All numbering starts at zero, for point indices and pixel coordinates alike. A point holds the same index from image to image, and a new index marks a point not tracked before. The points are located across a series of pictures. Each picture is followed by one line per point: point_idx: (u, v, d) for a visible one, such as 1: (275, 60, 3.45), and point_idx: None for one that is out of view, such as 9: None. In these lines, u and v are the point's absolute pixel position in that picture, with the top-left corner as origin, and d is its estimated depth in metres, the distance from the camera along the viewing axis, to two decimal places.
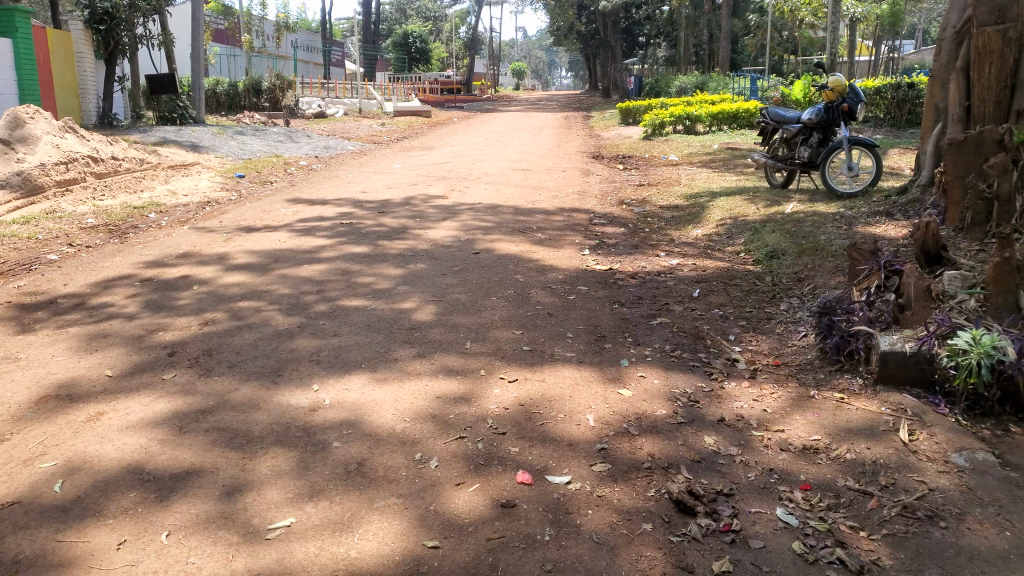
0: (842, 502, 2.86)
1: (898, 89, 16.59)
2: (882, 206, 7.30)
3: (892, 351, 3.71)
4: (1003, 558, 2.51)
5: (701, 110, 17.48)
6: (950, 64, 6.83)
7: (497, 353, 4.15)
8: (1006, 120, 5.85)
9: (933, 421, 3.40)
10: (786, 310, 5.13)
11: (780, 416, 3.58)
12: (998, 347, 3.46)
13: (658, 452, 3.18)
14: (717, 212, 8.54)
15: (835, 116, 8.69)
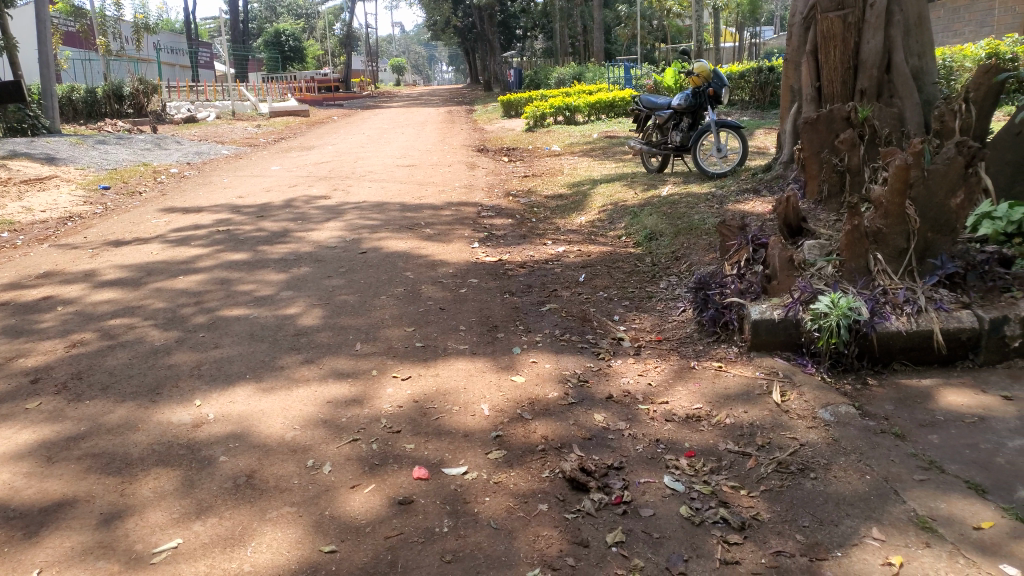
0: (723, 464, 3.03)
1: (760, 73, 17.51)
2: (750, 184, 7.71)
3: (762, 319, 3.94)
4: (865, 499, 2.73)
5: (579, 100, 17.86)
6: (801, 48, 7.28)
7: (389, 352, 4.12)
8: (852, 98, 6.32)
9: (801, 381, 3.65)
10: (666, 287, 5.36)
11: (664, 388, 3.75)
12: (853, 309, 3.77)
13: (551, 433, 3.25)
14: (599, 199, 8.78)
15: (702, 101, 9.12)
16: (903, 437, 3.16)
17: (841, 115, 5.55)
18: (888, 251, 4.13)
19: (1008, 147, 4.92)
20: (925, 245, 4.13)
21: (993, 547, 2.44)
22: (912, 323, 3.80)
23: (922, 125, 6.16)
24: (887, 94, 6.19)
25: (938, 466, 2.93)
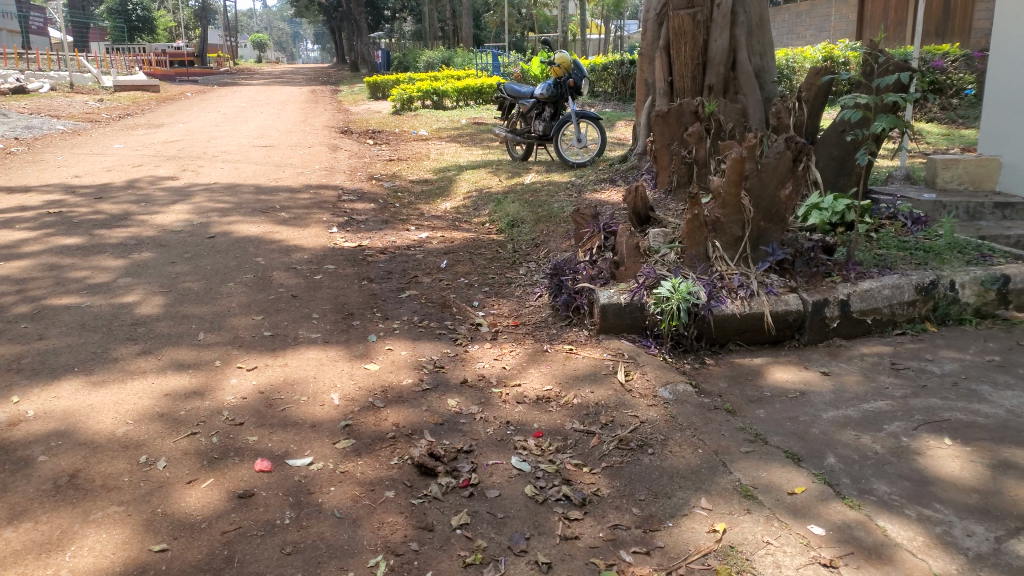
0: (568, 443, 3.13)
1: (623, 66, 18.08)
2: (608, 174, 7.98)
3: (610, 303, 4.07)
4: (696, 471, 2.90)
5: (446, 85, 17.79)
6: (655, 43, 7.58)
7: (235, 342, 3.95)
8: (701, 93, 6.63)
9: (645, 361, 3.82)
10: (525, 274, 5.46)
11: (517, 371, 3.83)
12: (693, 293, 3.99)
13: (402, 420, 3.24)
14: (464, 185, 8.80)
15: (563, 91, 9.29)
16: (733, 412, 3.39)
17: (690, 109, 5.83)
18: (725, 239, 4.38)
19: (834, 144, 5.36)
20: (759, 233, 4.41)
21: (803, 509, 2.64)
22: (746, 305, 4.07)
23: (763, 121, 6.60)
24: (732, 91, 6.57)
25: (762, 438, 3.16)
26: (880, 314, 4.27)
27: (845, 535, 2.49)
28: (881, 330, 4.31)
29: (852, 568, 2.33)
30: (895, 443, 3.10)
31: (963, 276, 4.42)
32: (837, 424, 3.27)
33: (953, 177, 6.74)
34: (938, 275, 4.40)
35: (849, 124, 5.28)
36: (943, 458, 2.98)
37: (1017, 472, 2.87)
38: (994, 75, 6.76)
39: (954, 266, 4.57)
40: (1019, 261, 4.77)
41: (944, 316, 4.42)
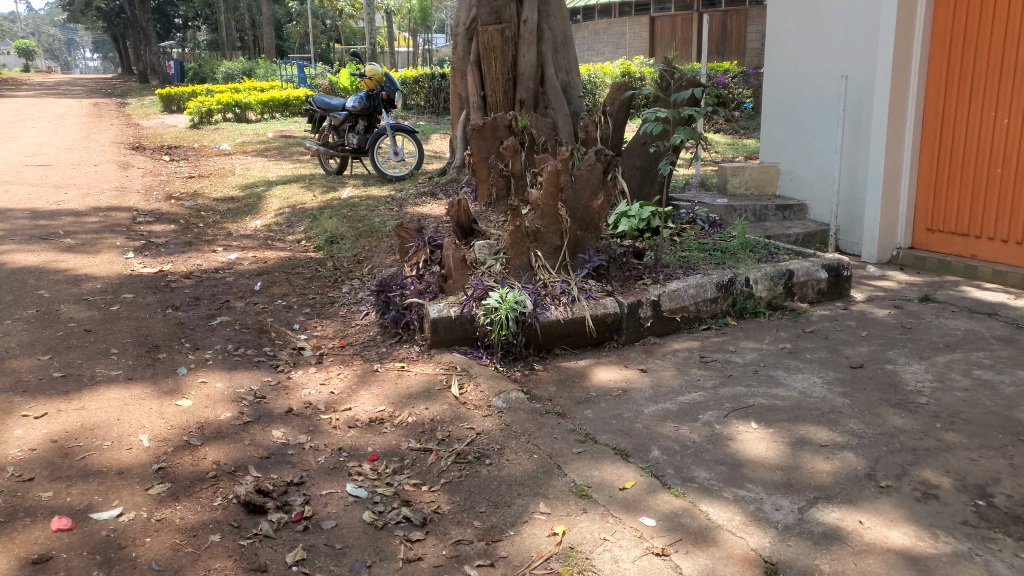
0: (405, 463, 3.07)
1: (433, 79, 18.19)
2: (426, 188, 7.98)
3: (440, 317, 4.05)
4: (533, 477, 2.95)
5: (249, 97, 16.95)
6: (465, 58, 7.68)
7: (17, 388, 3.49)
8: (512, 107, 6.82)
9: (477, 372, 3.84)
10: (349, 292, 5.31)
11: (347, 394, 3.69)
12: (519, 302, 4.06)
13: (224, 457, 3.02)
14: (275, 202, 8.41)
15: (376, 104, 9.16)
16: (564, 416, 3.49)
17: (503, 123, 5.98)
18: (545, 249, 4.52)
19: (638, 155, 5.72)
20: (576, 242, 4.59)
21: (634, 502, 2.76)
22: (568, 311, 4.22)
23: (571, 134, 6.92)
24: (542, 106, 6.83)
25: (592, 438, 3.28)
26: (688, 311, 4.61)
27: (673, 523, 2.63)
28: (689, 326, 4.64)
29: (681, 553, 2.46)
30: (709, 431, 3.34)
31: (755, 273, 4.87)
32: (659, 418, 3.47)
33: (740, 184, 7.45)
34: (735, 273, 4.82)
35: (649, 136, 5.67)
36: (751, 441, 3.25)
37: (812, 447, 3.20)
38: (768, 92, 7.58)
39: (747, 263, 5.03)
40: (799, 257, 5.35)
41: (742, 310, 4.85)
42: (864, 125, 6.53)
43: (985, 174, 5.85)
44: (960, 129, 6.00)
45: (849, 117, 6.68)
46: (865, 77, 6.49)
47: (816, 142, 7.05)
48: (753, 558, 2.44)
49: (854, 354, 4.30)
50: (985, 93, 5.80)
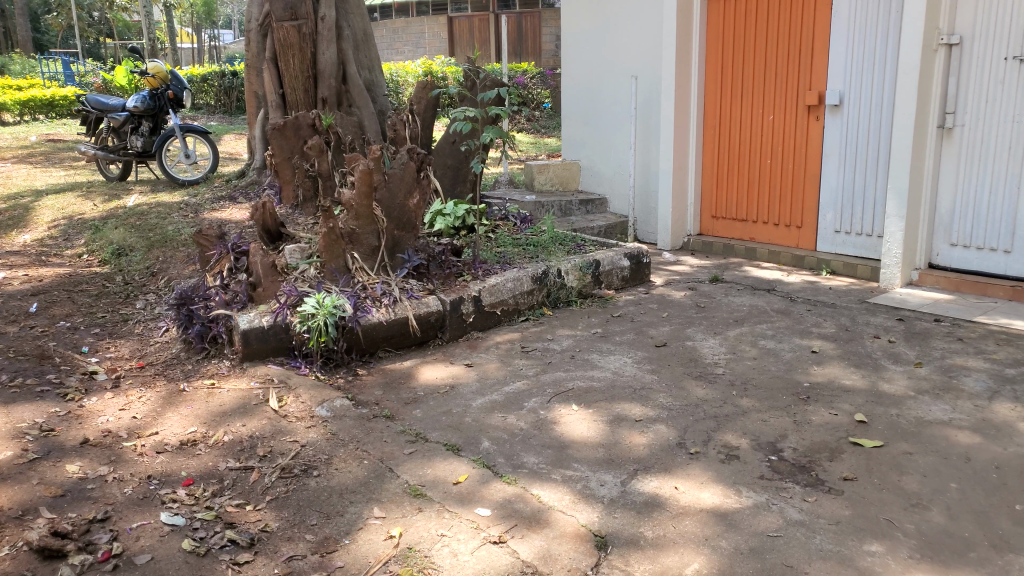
0: (226, 484, 2.88)
1: (223, 77, 17.16)
2: (224, 192, 7.52)
3: (252, 328, 3.83)
4: (365, 483, 2.89)
5: (4, 96, 15.00)
6: (260, 55, 7.33)
7: None
8: (315, 106, 6.61)
9: (297, 383, 3.69)
10: (144, 308, 4.89)
11: (151, 418, 3.40)
12: (338, 306, 3.95)
13: (8, 501, 2.66)
14: (46, 213, 7.53)
15: (161, 103, 8.53)
16: (391, 418, 3.46)
17: (307, 122, 5.78)
18: (362, 250, 4.43)
19: (448, 154, 5.81)
20: (394, 242, 4.55)
21: (468, 495, 2.79)
22: (390, 312, 4.16)
23: (379, 132, 6.85)
24: (346, 104, 6.69)
25: (422, 437, 3.27)
26: (507, 305, 4.73)
27: (507, 510, 2.68)
28: (509, 319, 4.77)
29: (517, 538, 2.52)
30: (534, 417, 3.45)
31: (566, 265, 5.11)
32: (486, 409, 3.54)
33: (546, 181, 7.77)
34: (548, 265, 5.02)
35: (458, 135, 5.78)
36: (573, 423, 3.41)
37: (629, 423, 3.41)
38: (567, 91, 7.97)
39: (559, 256, 5.26)
40: (605, 248, 5.68)
41: (556, 301, 5.06)
42: (654, 122, 7.06)
43: (758, 163, 6.54)
44: (736, 125, 6.67)
45: (641, 114, 7.20)
46: (652, 77, 7.01)
47: (612, 139, 7.52)
48: (584, 534, 2.55)
49: (659, 334, 4.64)
50: (754, 93, 6.48)
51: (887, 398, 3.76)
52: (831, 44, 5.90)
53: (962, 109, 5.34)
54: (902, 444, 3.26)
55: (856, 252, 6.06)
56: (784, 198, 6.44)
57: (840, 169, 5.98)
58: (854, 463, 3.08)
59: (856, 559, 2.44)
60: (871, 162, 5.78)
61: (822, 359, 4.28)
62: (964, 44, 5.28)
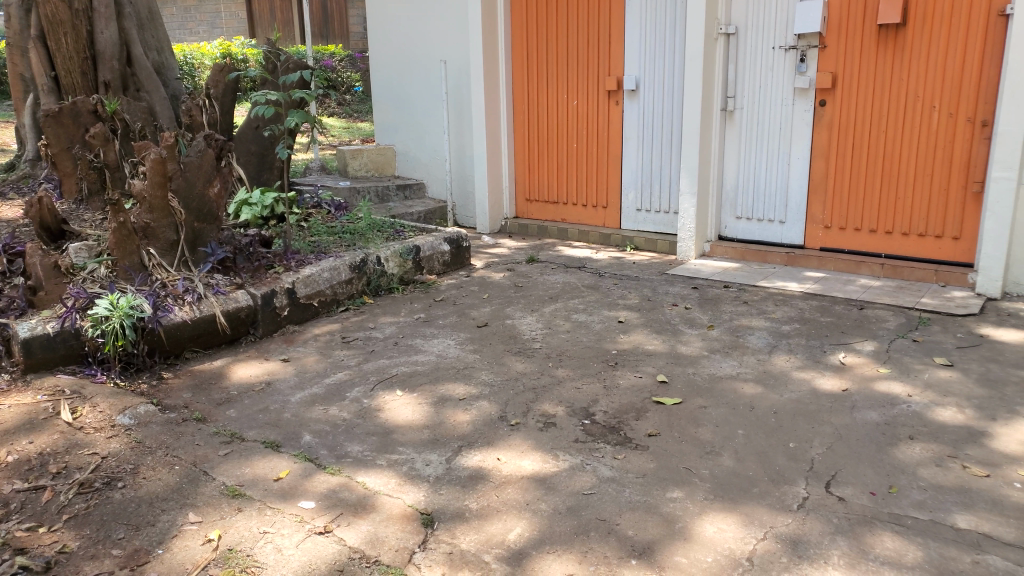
0: (12, 509, 2.61)
1: None
2: None
3: (34, 336, 3.47)
4: (177, 489, 2.73)
5: None
6: (25, 33, 6.59)
7: None
8: (95, 91, 6.02)
9: (93, 392, 3.39)
10: None
11: None
12: (135, 307, 3.68)
13: None
14: None
15: None
16: (204, 420, 3.29)
17: (86, 108, 5.27)
18: (159, 245, 4.16)
19: (251, 140, 5.66)
20: (194, 235, 4.30)
21: (291, 490, 2.73)
22: (195, 310, 3.94)
23: (173, 118, 6.42)
24: (133, 88, 6.19)
25: (238, 436, 3.15)
26: (324, 296, 4.63)
27: (332, 501, 2.66)
28: (328, 310, 4.68)
29: (344, 526, 2.50)
30: (357, 406, 3.43)
31: (385, 251, 5.08)
32: (306, 403, 3.46)
33: (360, 167, 7.66)
34: (366, 253, 4.97)
35: (261, 120, 5.65)
36: (397, 408, 3.42)
37: (453, 402, 3.48)
38: (376, 77, 7.88)
39: (376, 243, 5.22)
40: (423, 233, 5.70)
41: (376, 289, 5.03)
42: (465, 107, 7.16)
43: (566, 146, 6.85)
44: (543, 110, 6.93)
45: (452, 99, 7.27)
46: (461, 63, 7.11)
47: (424, 124, 7.54)
48: (410, 514, 2.58)
49: (479, 315, 4.76)
50: (559, 78, 6.76)
51: (685, 359, 4.12)
52: (626, 32, 6.29)
53: (740, 94, 5.92)
54: (698, 399, 3.59)
55: (656, 228, 6.53)
56: (590, 179, 6.80)
57: (640, 150, 6.41)
58: (658, 421, 3.35)
59: (659, 506, 2.67)
60: (665, 144, 6.25)
61: (628, 328, 4.61)
62: (739, 34, 5.85)
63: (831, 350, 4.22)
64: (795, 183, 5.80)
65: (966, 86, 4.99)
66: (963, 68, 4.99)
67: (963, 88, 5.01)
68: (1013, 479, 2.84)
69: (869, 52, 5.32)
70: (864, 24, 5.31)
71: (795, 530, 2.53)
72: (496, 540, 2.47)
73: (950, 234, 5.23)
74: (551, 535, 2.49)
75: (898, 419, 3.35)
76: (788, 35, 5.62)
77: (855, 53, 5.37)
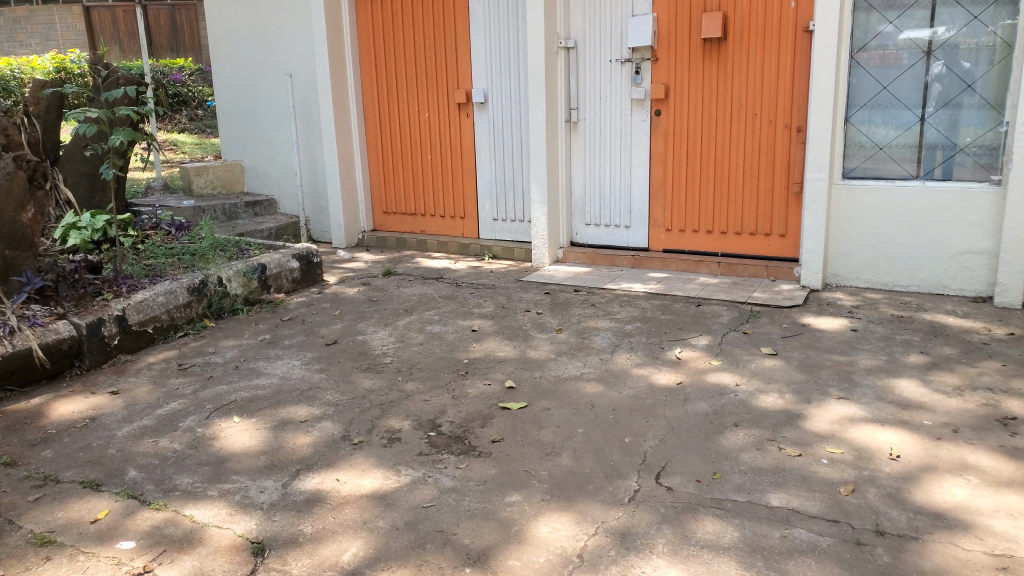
0: None
1: None
2: None
3: None
4: None
5: None
6: None
7: None
8: None
9: None
10: None
11: None
12: None
13: None
14: None
15: None
16: (14, 464, 3.04)
17: None
18: None
19: (80, 160, 5.35)
20: (6, 263, 4.01)
21: (109, 530, 2.57)
22: (7, 346, 3.63)
23: None
24: None
25: (53, 478, 2.93)
26: (159, 321, 4.40)
27: (154, 538, 2.52)
28: (164, 336, 4.45)
29: (166, 564, 2.39)
30: (190, 436, 3.28)
31: (227, 271, 4.89)
32: (133, 437, 3.27)
33: (206, 184, 7.37)
34: (206, 274, 4.76)
35: (89, 140, 5.35)
36: (234, 435, 3.30)
37: (294, 425, 3.39)
38: (221, 91, 7.58)
39: (218, 263, 5.01)
40: (270, 250, 5.53)
41: (219, 311, 4.83)
42: (315, 120, 7.03)
43: (420, 158, 6.86)
44: (395, 123, 6.90)
45: (300, 112, 7.12)
46: (307, 76, 6.97)
47: (272, 138, 7.33)
48: (240, 544, 2.50)
49: (329, 332, 4.66)
50: (408, 91, 6.76)
51: (533, 363, 4.21)
52: (471, 46, 6.38)
53: (582, 105, 6.14)
54: (543, 402, 3.68)
55: (513, 236, 6.64)
56: (446, 190, 6.83)
57: (492, 161, 6.51)
58: (502, 426, 3.40)
59: (497, 511, 2.71)
60: (515, 154, 6.38)
61: (480, 336, 4.65)
62: (578, 48, 6.07)
63: (668, 346, 4.44)
64: (638, 189, 6.07)
65: (782, 95, 5.40)
66: (779, 79, 5.39)
67: (779, 98, 5.41)
68: (821, 457, 3.09)
69: (697, 64, 5.65)
70: (690, 38, 5.63)
71: (624, 523, 2.64)
72: (329, 562, 2.42)
73: (777, 232, 5.63)
74: (386, 551, 2.47)
75: (725, 408, 3.57)
76: (623, 49, 5.88)
77: (685, 65, 5.69)
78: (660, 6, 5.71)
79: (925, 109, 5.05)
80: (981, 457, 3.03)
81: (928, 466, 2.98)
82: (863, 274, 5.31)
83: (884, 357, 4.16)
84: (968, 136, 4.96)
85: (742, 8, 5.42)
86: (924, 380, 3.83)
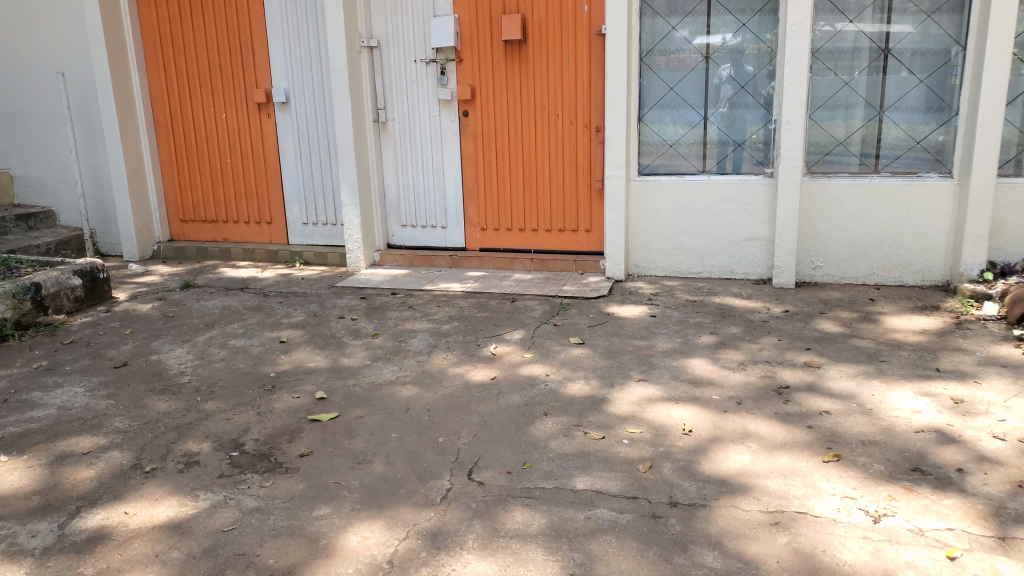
0: None
1: None
2: None
3: None
4: None
5: None
6: None
7: None
8: None
9: None
10: None
11: None
12: None
13: None
14: None
15: None
16: None
17: None
18: None
19: None
20: None
21: None
22: None
23: None
24: None
25: None
26: None
27: None
28: None
29: None
30: None
31: None
32: None
33: None
34: None
35: None
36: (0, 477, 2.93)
37: (74, 459, 3.07)
38: None
39: None
40: (46, 268, 5.00)
41: None
42: (96, 123, 6.44)
43: (219, 162, 6.48)
44: (189, 126, 6.48)
45: (78, 114, 6.49)
46: (85, 74, 6.37)
47: (45, 142, 6.63)
48: None
49: (118, 354, 4.28)
50: (202, 91, 6.36)
51: (346, 371, 4.11)
52: (269, 45, 6.11)
53: (390, 106, 6.08)
54: (355, 410, 3.60)
55: (325, 241, 6.45)
56: (250, 196, 6.50)
57: (298, 163, 6.29)
58: (312, 439, 3.28)
59: (304, 527, 2.61)
60: (323, 156, 6.21)
61: (289, 348, 4.47)
62: (382, 47, 6.00)
63: (483, 343, 4.50)
64: (450, 189, 6.11)
65: (580, 96, 5.65)
66: (576, 81, 5.63)
67: (578, 99, 5.66)
68: (622, 438, 3.26)
69: (500, 66, 5.76)
70: (492, 40, 5.74)
71: (435, 523, 2.63)
72: None
73: (583, 227, 5.89)
74: None
75: (535, 399, 3.67)
76: (427, 49, 5.89)
77: (488, 66, 5.79)
78: (460, 7, 5.75)
79: (708, 108, 5.49)
80: (759, 424, 3.33)
81: (715, 438, 3.23)
82: (662, 263, 5.67)
83: (679, 339, 4.47)
84: (746, 132, 5.44)
85: (538, 11, 5.59)
86: (713, 358, 4.16)
